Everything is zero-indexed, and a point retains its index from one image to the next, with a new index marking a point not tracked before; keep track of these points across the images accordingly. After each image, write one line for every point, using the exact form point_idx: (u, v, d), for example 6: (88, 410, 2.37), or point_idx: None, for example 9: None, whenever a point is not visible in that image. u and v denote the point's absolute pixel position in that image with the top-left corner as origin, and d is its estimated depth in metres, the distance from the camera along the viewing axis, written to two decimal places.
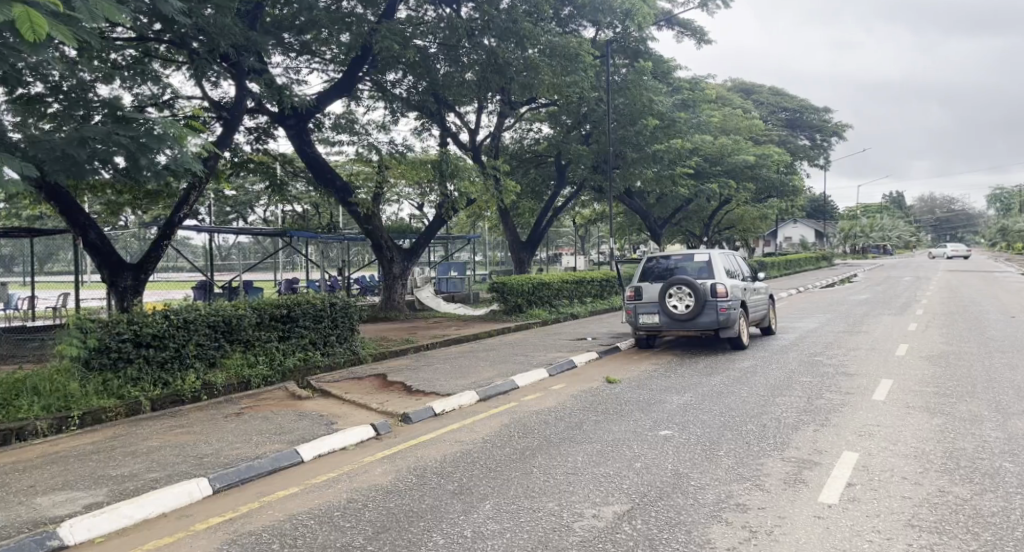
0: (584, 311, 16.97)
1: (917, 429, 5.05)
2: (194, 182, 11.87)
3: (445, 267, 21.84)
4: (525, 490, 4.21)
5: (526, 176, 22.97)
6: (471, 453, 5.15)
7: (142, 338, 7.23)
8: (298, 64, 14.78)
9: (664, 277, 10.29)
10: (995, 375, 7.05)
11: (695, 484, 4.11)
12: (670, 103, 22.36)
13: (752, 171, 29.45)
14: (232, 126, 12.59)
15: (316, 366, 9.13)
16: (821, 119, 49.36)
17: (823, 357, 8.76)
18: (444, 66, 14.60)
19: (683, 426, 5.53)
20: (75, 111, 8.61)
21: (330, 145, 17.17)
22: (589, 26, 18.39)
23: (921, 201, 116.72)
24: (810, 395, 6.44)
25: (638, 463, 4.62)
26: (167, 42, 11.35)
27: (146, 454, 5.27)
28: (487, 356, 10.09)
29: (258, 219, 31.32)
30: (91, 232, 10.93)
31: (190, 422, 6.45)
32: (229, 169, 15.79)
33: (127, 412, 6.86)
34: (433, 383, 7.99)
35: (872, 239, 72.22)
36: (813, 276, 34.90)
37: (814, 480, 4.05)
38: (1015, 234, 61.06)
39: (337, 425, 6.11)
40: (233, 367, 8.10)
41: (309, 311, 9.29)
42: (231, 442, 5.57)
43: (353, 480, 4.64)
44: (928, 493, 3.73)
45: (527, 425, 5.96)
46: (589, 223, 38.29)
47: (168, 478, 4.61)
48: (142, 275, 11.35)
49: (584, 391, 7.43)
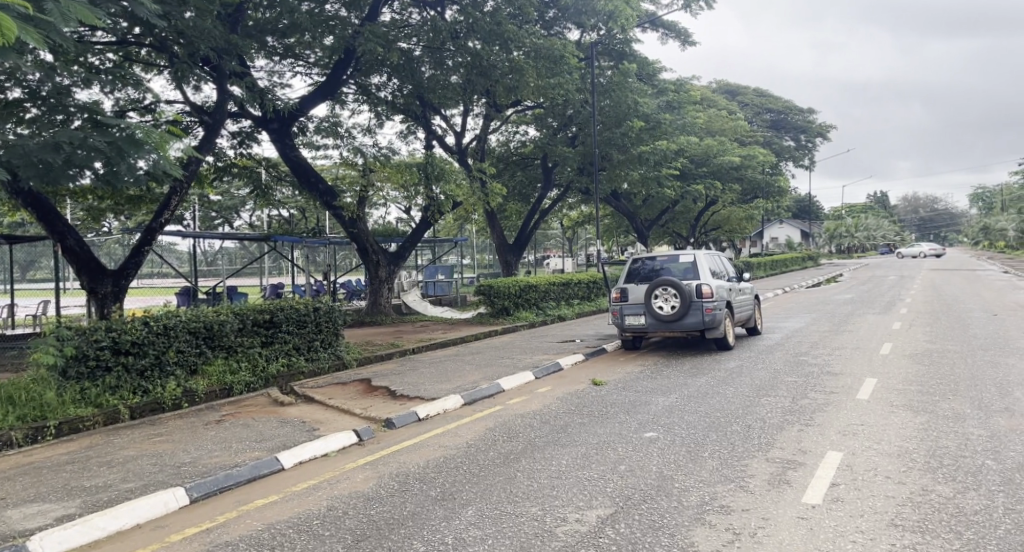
0: (571, 313, 16.92)
1: (901, 428, 5.05)
2: (174, 188, 11.71)
3: (431, 270, 21.77)
4: (508, 495, 4.16)
5: (513, 179, 22.94)
6: (455, 458, 5.08)
7: (120, 345, 7.09)
8: (281, 68, 14.77)
9: (650, 277, 10.30)
10: (978, 373, 7.05)
11: (680, 486, 4.08)
12: (655, 104, 22.46)
13: (738, 172, 29.63)
14: (214, 130, 12.41)
15: (299, 373, 9.01)
16: (805, 120, 49.87)
17: (808, 357, 8.78)
18: (429, 68, 14.44)
19: (668, 428, 5.49)
20: (53, 116, 8.46)
21: (315, 149, 17.02)
22: (573, 28, 18.49)
23: (905, 201, 117.93)
24: (795, 395, 6.44)
25: (623, 465, 4.58)
26: (146, 45, 11.21)
27: (122, 464, 5.15)
28: (473, 360, 10.03)
29: (244, 224, 31.07)
30: (70, 239, 10.75)
31: (170, 430, 6.34)
32: (211, 174, 15.65)
33: (105, 421, 6.72)
34: (418, 388, 7.91)
35: (859, 239, 72.87)
36: (806, 276, 34.62)
37: (798, 480, 4.02)
38: (996, 233, 61.63)
39: (318, 431, 6.03)
40: (214, 374, 7.97)
41: (293, 316, 9.18)
42: (209, 450, 5.47)
43: (332, 487, 4.56)
44: (911, 493, 3.72)
45: (511, 428, 5.91)
46: (577, 225, 38.27)
47: (143, 488, 4.50)
48: (122, 281, 11.15)
49: (570, 393, 7.38)
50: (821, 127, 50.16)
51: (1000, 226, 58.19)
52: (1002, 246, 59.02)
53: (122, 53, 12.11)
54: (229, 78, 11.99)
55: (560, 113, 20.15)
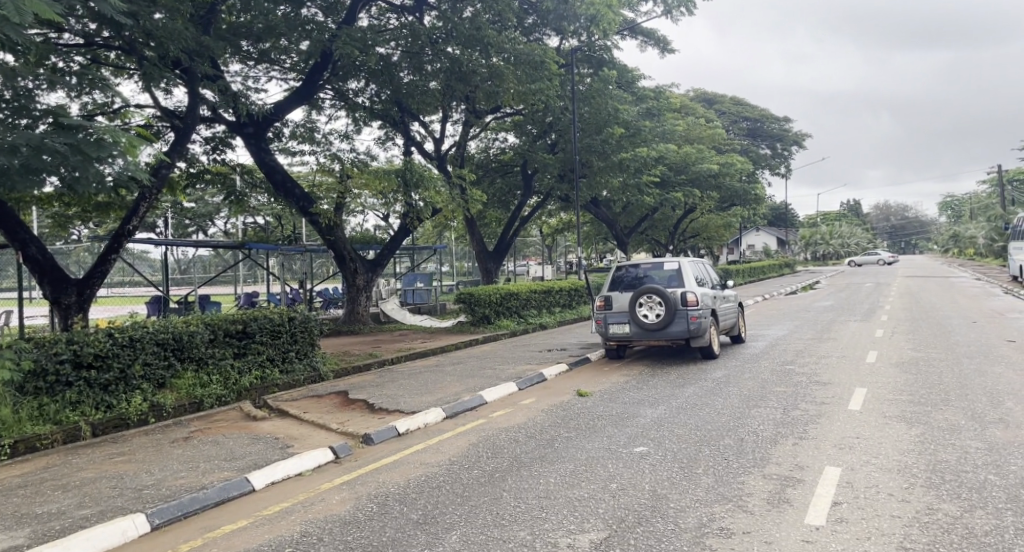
0: (552, 322, 16.74)
1: (897, 440, 4.93)
2: (143, 194, 11.23)
3: (412, 278, 21.92)
4: (495, 517, 3.92)
5: (493, 186, 22.63)
6: (437, 477, 4.83)
7: (83, 359, 6.72)
8: (256, 73, 14.52)
9: (635, 285, 10.13)
10: (967, 382, 7.02)
11: (675, 507, 3.88)
12: (635, 112, 22.45)
13: (716, 180, 29.84)
14: (186, 134, 11.97)
15: (273, 385, 8.66)
16: (781, 128, 50.64)
17: (795, 366, 8.68)
18: (408, 74, 14.13)
19: (658, 442, 5.31)
20: (17, 120, 8.12)
21: (291, 155, 16.69)
22: (553, 34, 18.40)
23: (876, 209, 120.37)
24: (786, 406, 6.29)
25: (614, 484, 4.38)
26: (115, 47, 10.79)
27: (79, 487, 4.79)
28: (455, 370, 9.77)
29: (218, 232, 30.39)
30: (32, 248, 10.25)
31: (133, 449, 5.96)
32: (184, 180, 15.21)
33: (65, 439, 6.31)
34: (397, 401, 7.62)
35: (833, 246, 73.98)
36: (809, 276, 43.72)
37: (798, 499, 3.85)
38: (965, 241, 63.13)
39: (293, 448, 5.72)
40: (184, 388, 7.62)
41: (266, 325, 8.84)
42: (174, 471, 5.12)
43: (306, 511, 4.26)
44: (916, 512, 3.58)
45: (496, 444, 5.67)
46: (556, 232, 38.29)
47: (100, 515, 4.15)
48: (87, 291, 10.65)
49: (556, 405, 7.15)
50: (796, 135, 50.89)
51: (969, 233, 59.55)
52: (971, 253, 60.51)
53: (90, 54, 11.68)
54: (202, 82, 11.63)
55: (540, 120, 19.97)
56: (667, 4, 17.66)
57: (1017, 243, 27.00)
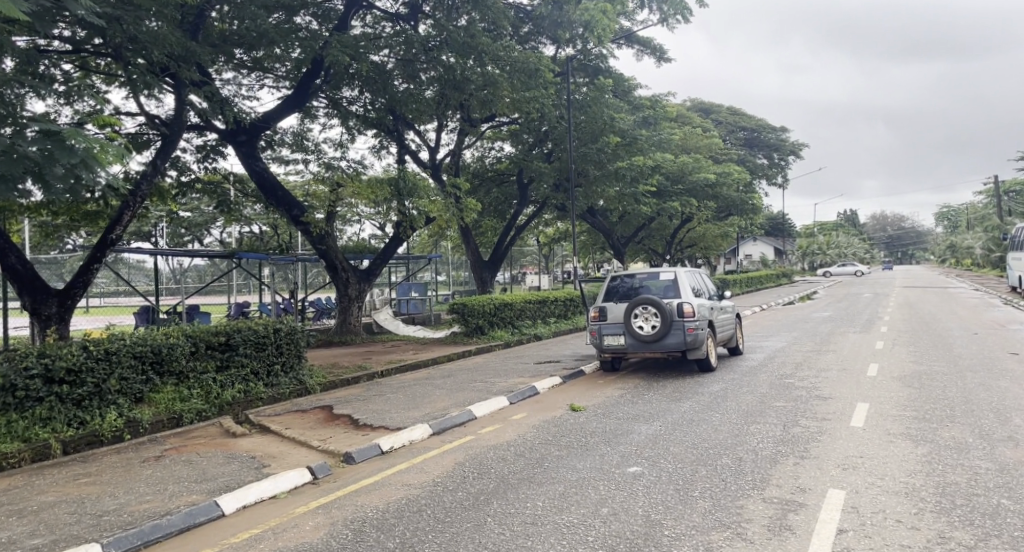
0: (547, 332, 16.47)
1: (903, 460, 4.69)
2: (125, 204, 10.89)
3: (405, 287, 21.25)
4: (476, 547, 3.65)
5: (489, 195, 22.53)
6: (419, 500, 4.56)
7: (54, 373, 6.43)
8: (249, 81, 14.41)
9: (630, 295, 9.86)
10: (972, 398, 6.76)
11: (669, 534, 3.62)
12: (630, 120, 21.97)
13: (713, 190, 29.65)
14: (172, 144, 11.58)
15: (257, 399, 8.36)
16: (778, 139, 50.66)
17: (794, 379, 8.43)
18: (401, 82, 13.85)
19: (653, 462, 5.05)
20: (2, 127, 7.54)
21: (284, 164, 16.46)
22: (549, 43, 18.24)
23: (873, 219, 120.64)
24: (785, 422, 6.04)
25: (605, 508, 4.12)
26: (103, 54, 10.55)
27: (35, 512, 4.50)
28: (445, 383, 9.51)
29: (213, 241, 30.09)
30: (12, 256, 9.96)
31: (101, 469, 5.67)
32: (175, 190, 14.97)
33: (33, 457, 6.01)
34: (383, 416, 7.34)
35: (829, 255, 73.66)
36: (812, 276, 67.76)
37: (801, 526, 3.60)
38: (964, 253, 62.83)
39: (269, 468, 5.46)
40: (163, 402, 7.33)
41: (251, 337, 8.55)
42: (142, 494, 4.85)
43: (277, 537, 4.00)
44: (928, 541, 3.32)
45: (483, 463, 5.40)
46: (553, 242, 38.12)
47: (52, 544, 3.88)
48: (68, 300, 10.36)
49: (547, 421, 6.89)
50: (793, 145, 50.89)
51: (967, 243, 59.31)
52: (970, 263, 60.35)
53: (78, 62, 11.44)
54: (189, 88, 11.35)
55: (536, 129, 19.85)
56: (663, 12, 17.51)
57: (1015, 252, 26.79)
